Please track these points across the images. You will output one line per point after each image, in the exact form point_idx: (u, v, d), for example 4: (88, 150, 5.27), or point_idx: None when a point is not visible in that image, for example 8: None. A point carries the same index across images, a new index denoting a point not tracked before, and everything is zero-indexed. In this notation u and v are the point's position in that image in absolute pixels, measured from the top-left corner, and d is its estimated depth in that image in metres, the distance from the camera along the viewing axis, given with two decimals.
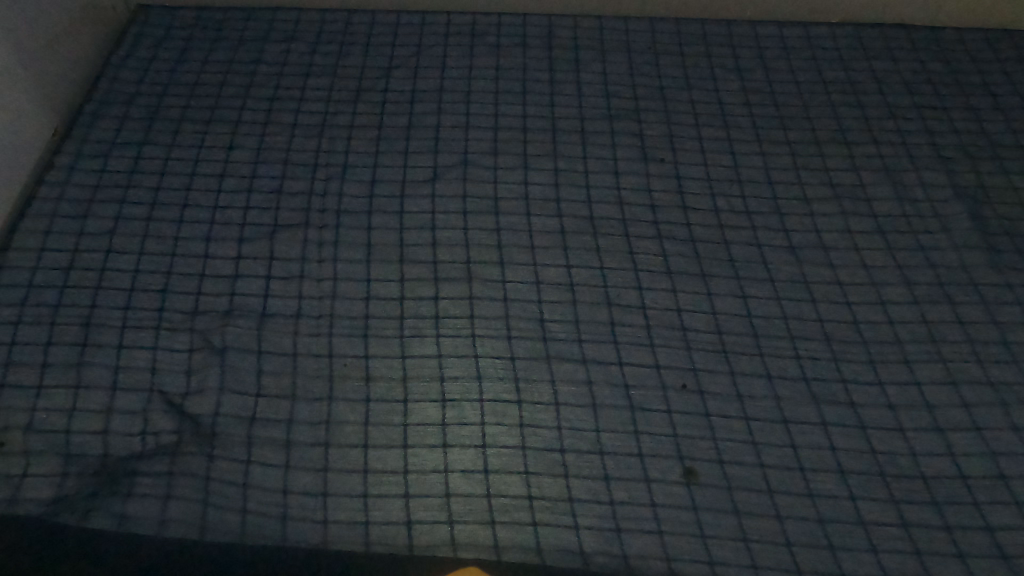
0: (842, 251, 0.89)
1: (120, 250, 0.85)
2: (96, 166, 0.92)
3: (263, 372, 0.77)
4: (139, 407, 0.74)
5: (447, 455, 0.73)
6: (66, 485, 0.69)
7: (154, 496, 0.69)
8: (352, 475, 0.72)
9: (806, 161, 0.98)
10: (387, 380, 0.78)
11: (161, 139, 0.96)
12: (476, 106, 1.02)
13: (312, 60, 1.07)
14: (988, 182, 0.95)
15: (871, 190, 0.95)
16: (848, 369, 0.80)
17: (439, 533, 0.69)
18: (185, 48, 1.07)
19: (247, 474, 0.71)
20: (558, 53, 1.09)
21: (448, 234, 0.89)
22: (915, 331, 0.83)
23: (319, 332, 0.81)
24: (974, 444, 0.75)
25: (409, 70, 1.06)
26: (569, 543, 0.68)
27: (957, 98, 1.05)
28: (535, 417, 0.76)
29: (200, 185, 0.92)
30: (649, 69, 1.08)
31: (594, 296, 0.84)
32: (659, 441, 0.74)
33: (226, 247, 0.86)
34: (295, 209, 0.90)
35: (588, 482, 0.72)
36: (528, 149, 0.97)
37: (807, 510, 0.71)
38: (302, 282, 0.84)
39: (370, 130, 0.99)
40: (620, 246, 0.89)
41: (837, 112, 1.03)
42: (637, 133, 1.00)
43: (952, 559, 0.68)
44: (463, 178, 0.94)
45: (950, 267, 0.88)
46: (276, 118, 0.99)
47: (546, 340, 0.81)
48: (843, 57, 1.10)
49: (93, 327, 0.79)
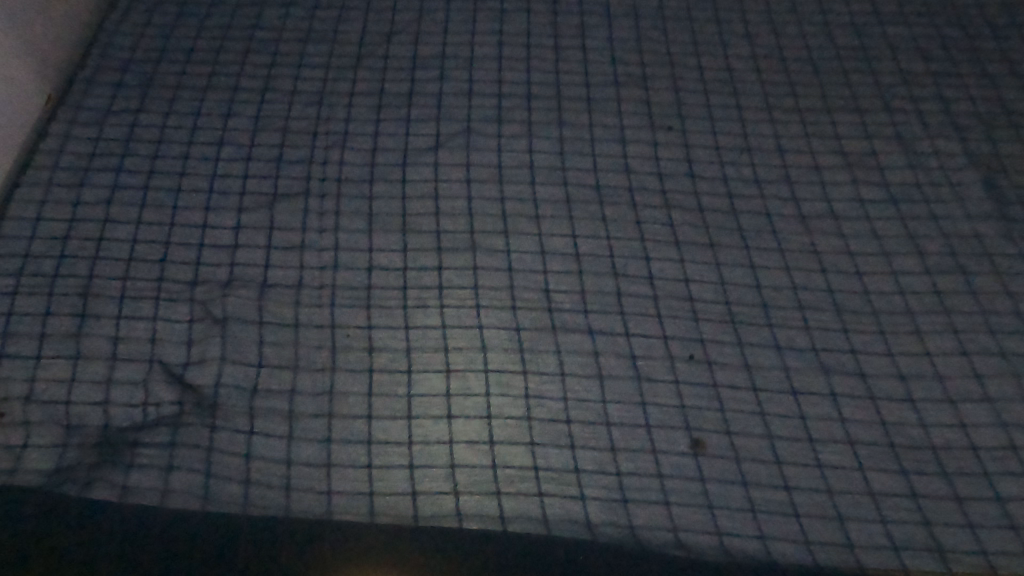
0: (852, 221, 0.87)
1: (116, 219, 0.84)
2: (90, 134, 0.90)
3: (265, 343, 0.76)
4: (139, 377, 0.73)
5: (452, 427, 0.72)
6: (67, 456, 0.68)
7: (156, 467, 0.68)
8: (356, 446, 0.71)
9: (817, 129, 0.95)
10: (390, 351, 0.76)
11: (157, 106, 0.94)
12: (479, 74, 0.99)
13: (309, 26, 1.04)
14: (1002, 150, 0.93)
15: (881, 158, 0.93)
16: (857, 340, 0.79)
17: (446, 504, 0.68)
18: (180, 13, 1.04)
19: (250, 445, 0.70)
20: (563, 19, 1.06)
21: (451, 204, 0.87)
22: (925, 301, 0.81)
23: (321, 303, 0.79)
24: (980, 414, 0.74)
25: (410, 37, 1.03)
26: (575, 513, 0.68)
27: (971, 64, 1.02)
28: (541, 387, 0.75)
29: (198, 153, 0.90)
30: (656, 36, 1.05)
31: (601, 266, 0.83)
32: (667, 412, 0.73)
33: (225, 217, 0.85)
34: (294, 178, 0.88)
35: (595, 453, 0.71)
36: (532, 117, 0.95)
37: (815, 479, 0.70)
38: (302, 253, 0.83)
39: (371, 98, 0.96)
40: (625, 216, 0.87)
41: (850, 79, 1.00)
42: (644, 101, 0.97)
43: (960, 529, 0.67)
44: (466, 148, 0.92)
45: (963, 236, 0.86)
46: (274, 85, 0.97)
47: (551, 310, 0.80)
48: (854, 23, 1.07)
49: (91, 297, 0.78)
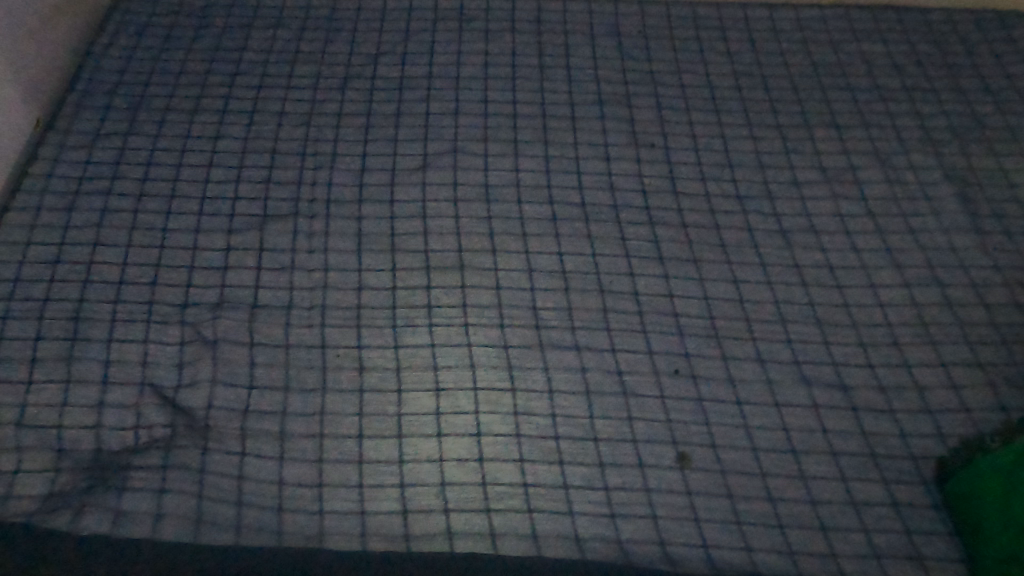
0: (831, 235, 0.89)
1: (106, 242, 0.84)
2: (79, 157, 0.91)
3: (255, 364, 0.77)
4: (131, 400, 0.74)
5: (442, 445, 0.73)
6: (59, 480, 0.69)
7: (148, 489, 0.69)
8: (347, 465, 0.72)
9: (796, 145, 0.98)
10: (380, 371, 0.77)
11: (147, 129, 0.95)
12: (465, 93, 1.01)
13: (297, 47, 1.05)
14: (975, 164, 0.95)
15: (858, 173, 0.95)
16: (838, 352, 0.80)
17: (436, 522, 0.69)
18: (168, 36, 1.05)
19: (242, 466, 0.71)
20: (547, 38, 1.08)
21: (439, 223, 0.88)
22: (903, 313, 0.83)
23: (311, 324, 0.80)
24: (957, 423, 0.76)
25: (397, 57, 1.05)
26: (564, 528, 0.69)
27: (945, 80, 1.05)
28: (529, 404, 0.76)
29: (187, 176, 0.91)
30: (639, 55, 1.07)
31: (588, 283, 0.84)
32: (653, 427, 0.75)
33: (215, 239, 0.86)
34: (283, 199, 0.89)
35: (583, 468, 0.72)
36: (518, 136, 0.97)
37: (798, 491, 0.71)
38: (292, 274, 0.84)
39: (359, 118, 0.98)
40: (611, 233, 0.88)
41: (828, 95, 1.03)
42: (627, 119, 0.99)
43: (940, 536, 0.69)
44: (453, 167, 0.93)
45: (939, 249, 0.88)
46: (262, 107, 0.98)
47: (538, 327, 0.81)
48: (832, 40, 1.10)
49: (82, 321, 0.79)
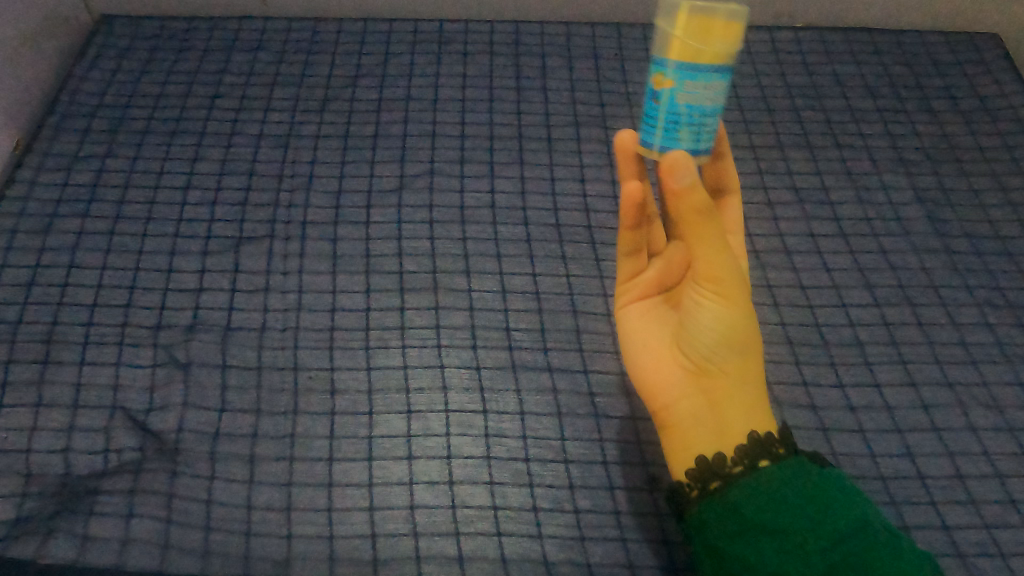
0: (803, 255, 0.90)
1: (80, 265, 0.85)
2: (56, 180, 0.92)
3: (227, 387, 0.77)
4: (102, 424, 0.74)
5: (413, 467, 0.73)
6: (26, 505, 0.68)
7: (115, 514, 0.68)
8: (316, 489, 0.71)
9: (770, 166, 0.99)
10: (352, 393, 0.77)
11: (125, 151, 0.95)
12: (442, 115, 1.02)
13: (277, 70, 1.06)
14: (946, 185, 0.97)
15: (830, 193, 0.96)
16: (809, 372, 0.81)
17: (403, 546, 0.68)
18: (149, 59, 1.06)
19: (212, 490, 0.70)
20: (525, 60, 1.09)
21: (414, 244, 0.89)
22: (871, 332, 0.84)
23: (284, 346, 0.80)
24: (926, 443, 0.76)
25: (376, 80, 1.06)
26: (533, 551, 0.69)
27: (917, 101, 1.06)
28: (501, 426, 0.76)
29: (164, 198, 0.91)
30: (615, 76, 1.08)
31: (560, 304, 0.85)
32: (624, 448, 0.75)
33: (190, 261, 0.86)
34: (259, 221, 0.90)
35: (553, 491, 0.72)
36: (494, 158, 0.97)
37: None
38: (267, 295, 0.84)
39: (336, 140, 0.98)
40: (584, 254, 0.89)
41: (801, 116, 1.04)
42: (602, 140, 1.00)
43: None
44: (429, 189, 0.94)
45: (909, 268, 0.89)
46: (240, 130, 0.99)
47: (511, 349, 0.81)
48: (806, 62, 1.11)
49: (54, 344, 0.79)
